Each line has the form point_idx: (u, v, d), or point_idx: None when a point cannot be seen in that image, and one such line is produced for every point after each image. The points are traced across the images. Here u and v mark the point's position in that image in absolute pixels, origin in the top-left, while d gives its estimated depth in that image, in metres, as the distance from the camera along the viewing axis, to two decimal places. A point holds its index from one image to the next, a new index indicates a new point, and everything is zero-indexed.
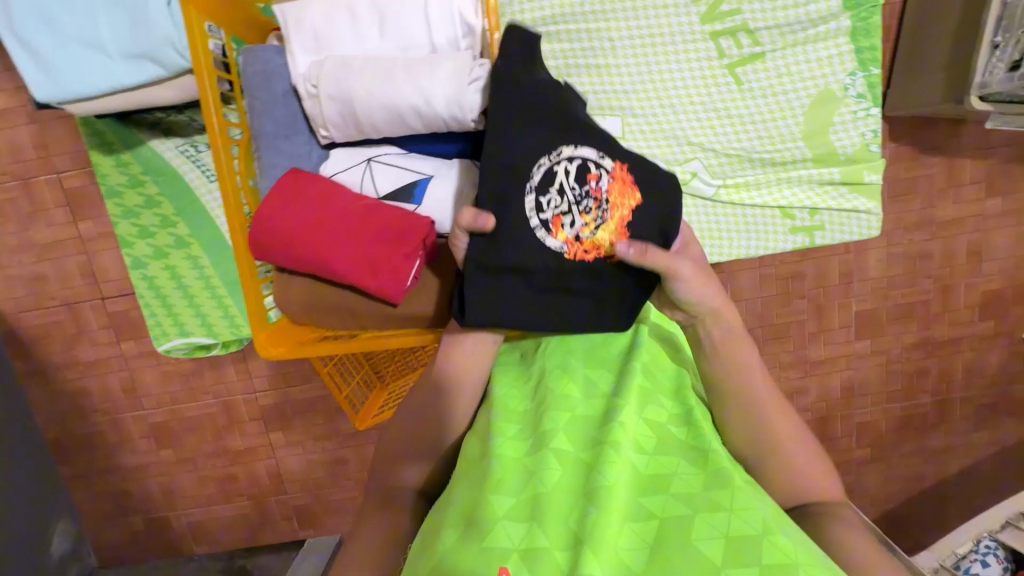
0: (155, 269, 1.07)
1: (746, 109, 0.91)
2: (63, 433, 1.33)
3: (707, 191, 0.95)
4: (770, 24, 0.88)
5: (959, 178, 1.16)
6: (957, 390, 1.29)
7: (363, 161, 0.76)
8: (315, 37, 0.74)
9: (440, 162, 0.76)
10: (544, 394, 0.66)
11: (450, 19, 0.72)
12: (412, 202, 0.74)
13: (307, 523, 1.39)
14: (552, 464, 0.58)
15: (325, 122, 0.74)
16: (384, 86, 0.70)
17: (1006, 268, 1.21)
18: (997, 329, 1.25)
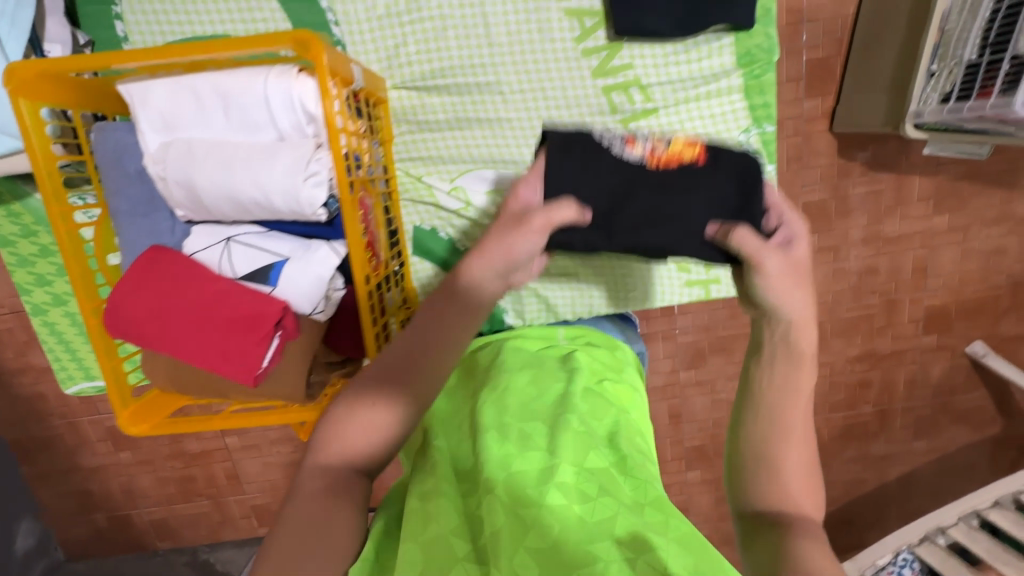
0: (56, 316, 1.07)
1: None
2: (22, 435, 1.35)
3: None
4: (662, 80, 0.88)
5: (908, 195, 1.15)
6: (899, 401, 1.31)
7: (221, 240, 0.74)
8: (163, 117, 0.71)
9: (299, 242, 0.75)
10: (482, 446, 0.68)
11: (291, 106, 0.68)
12: (268, 284, 0.73)
13: (266, 521, 1.43)
14: (492, 515, 0.61)
15: (176, 203, 0.73)
16: (225, 180, 0.68)
17: (951, 283, 1.22)
18: (940, 343, 1.27)
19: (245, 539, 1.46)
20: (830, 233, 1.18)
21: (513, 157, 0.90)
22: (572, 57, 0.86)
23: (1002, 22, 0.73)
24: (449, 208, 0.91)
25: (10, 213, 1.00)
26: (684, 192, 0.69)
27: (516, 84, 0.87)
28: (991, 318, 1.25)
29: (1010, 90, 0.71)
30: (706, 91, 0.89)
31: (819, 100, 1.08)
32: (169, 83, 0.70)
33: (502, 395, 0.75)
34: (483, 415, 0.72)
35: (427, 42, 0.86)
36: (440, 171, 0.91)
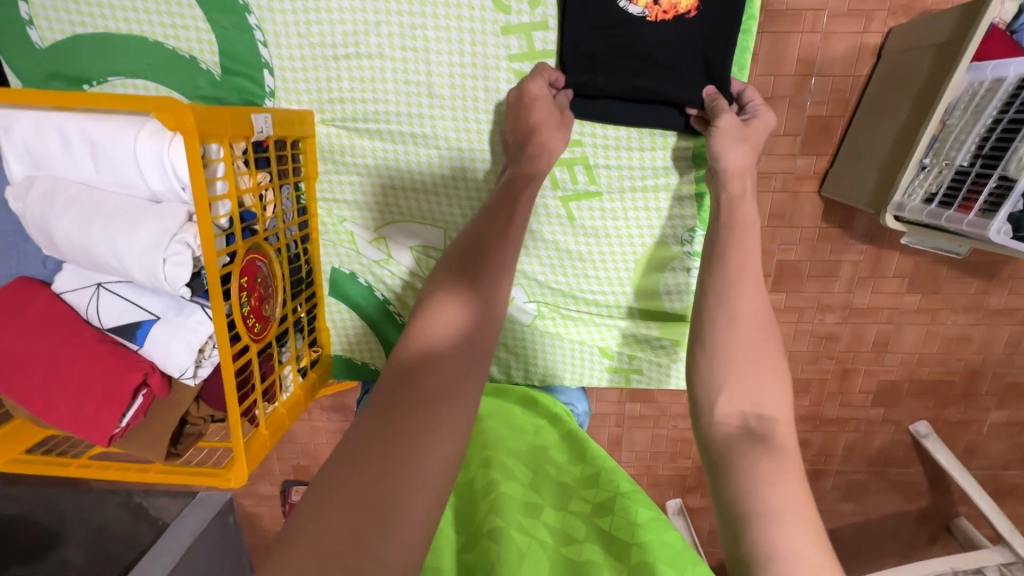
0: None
1: (581, 247, 0.93)
2: None
3: (527, 317, 0.96)
4: (609, 165, 0.88)
5: (884, 269, 1.13)
6: (835, 463, 1.33)
7: (93, 284, 0.74)
8: (28, 150, 0.68)
9: (173, 301, 0.74)
10: (478, 485, 0.70)
11: (161, 169, 0.65)
12: (135, 343, 0.73)
13: None
14: (490, 548, 0.60)
15: (36, 239, 0.71)
16: (83, 237, 0.66)
17: (909, 362, 1.21)
18: (886, 417, 1.27)
19: (180, 491, 1.49)
20: (798, 294, 1.16)
21: (440, 216, 0.91)
22: None
23: (998, 137, 0.72)
24: (370, 257, 0.94)
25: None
26: (667, 43, 0.80)
27: (457, 140, 0.87)
28: (941, 401, 1.24)
29: (991, 212, 0.71)
30: (656, 187, 0.89)
31: (812, 159, 1.03)
32: (37, 118, 0.67)
33: (491, 441, 0.77)
34: (484, 459, 0.74)
35: (363, 80, 0.84)
36: (363, 219, 0.92)
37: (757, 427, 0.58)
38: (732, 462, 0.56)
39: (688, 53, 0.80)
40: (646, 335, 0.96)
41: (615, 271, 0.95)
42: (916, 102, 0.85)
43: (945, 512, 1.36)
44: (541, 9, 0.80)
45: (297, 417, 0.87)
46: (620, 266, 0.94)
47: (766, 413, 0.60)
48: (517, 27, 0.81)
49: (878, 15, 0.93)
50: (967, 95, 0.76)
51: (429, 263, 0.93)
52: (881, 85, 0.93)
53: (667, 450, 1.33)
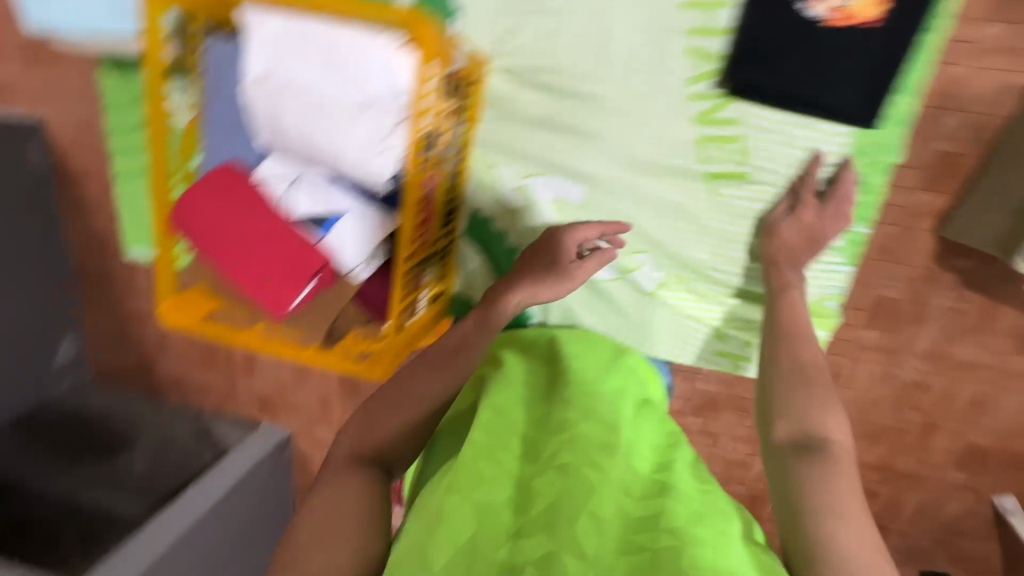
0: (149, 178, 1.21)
1: (715, 223, 0.97)
2: (82, 263, 1.48)
3: (648, 283, 1.04)
4: (763, 147, 0.91)
5: (993, 325, 1.06)
6: (899, 522, 1.25)
7: (293, 176, 0.91)
8: (269, 48, 0.83)
9: (355, 200, 0.90)
10: (552, 420, 0.77)
11: (382, 82, 0.80)
12: (321, 232, 0.90)
13: (266, 412, 1.55)
14: (556, 481, 0.67)
15: (259, 128, 0.88)
16: (311, 131, 0.84)
17: (1004, 429, 1.13)
18: (967, 484, 1.19)
19: (244, 420, 1.58)
20: (892, 335, 1.11)
21: (589, 173, 0.98)
22: (684, 104, 0.91)
23: None
24: (511, 202, 1.02)
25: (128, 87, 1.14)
26: (845, 42, 0.82)
27: (623, 106, 0.93)
28: None
29: None
30: (798, 181, 0.92)
31: (935, 197, 0.99)
32: (292, 23, 0.82)
33: (567, 383, 0.83)
34: (558, 400, 0.81)
35: (547, 42, 0.91)
36: (516, 168, 1.01)
37: (808, 443, 0.74)
38: (781, 472, 0.73)
39: (857, 70, 0.83)
40: (749, 318, 1.02)
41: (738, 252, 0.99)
42: None
43: None
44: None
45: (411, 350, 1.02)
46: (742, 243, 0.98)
47: (816, 431, 0.75)
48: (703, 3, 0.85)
49: None
50: None
51: (571, 217, 1.02)
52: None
53: (721, 471, 1.30)
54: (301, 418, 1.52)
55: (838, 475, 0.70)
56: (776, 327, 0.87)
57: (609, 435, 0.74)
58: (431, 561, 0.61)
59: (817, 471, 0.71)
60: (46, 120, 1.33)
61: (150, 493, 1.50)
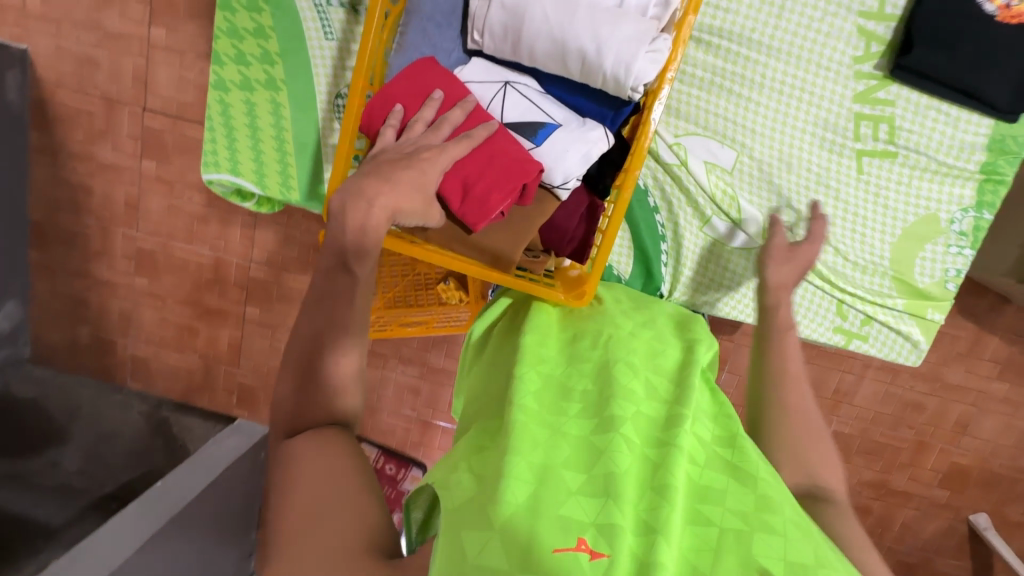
0: (262, 98, 0.88)
1: (855, 199, 0.86)
2: (48, 219, 1.30)
3: (787, 255, 0.88)
4: (914, 128, 0.83)
5: (981, 351, 1.18)
6: (887, 539, 1.32)
7: (500, 81, 0.75)
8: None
9: (573, 115, 0.75)
10: (609, 379, 0.59)
11: None
12: (531, 141, 0.74)
13: (244, 404, 1.39)
14: (620, 452, 0.51)
15: (484, 26, 0.72)
16: (562, 21, 0.69)
17: (983, 449, 1.24)
18: (949, 501, 1.28)
19: (216, 414, 1.35)
20: None
21: (745, 140, 0.85)
22: (840, 72, 0.81)
23: None
24: (663, 160, 0.88)
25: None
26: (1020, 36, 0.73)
27: (787, 72, 0.82)
28: (1004, 497, 1.27)
29: None
30: (953, 169, 0.83)
31: None
32: None
33: (620, 339, 0.65)
34: (610, 355, 0.62)
35: None
36: (666, 121, 0.86)
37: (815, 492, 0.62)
38: None
39: (1023, 58, 0.74)
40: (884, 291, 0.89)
41: (879, 241, 0.87)
42: None
43: None
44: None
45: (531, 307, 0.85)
46: (890, 225, 0.86)
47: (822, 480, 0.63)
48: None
49: None
50: None
51: (718, 184, 0.87)
52: None
53: None
54: None
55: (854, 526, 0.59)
56: (769, 358, 0.70)
57: (676, 407, 0.57)
58: (487, 517, 0.47)
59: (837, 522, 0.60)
60: (36, 53, 1.17)
61: (82, 498, 1.20)
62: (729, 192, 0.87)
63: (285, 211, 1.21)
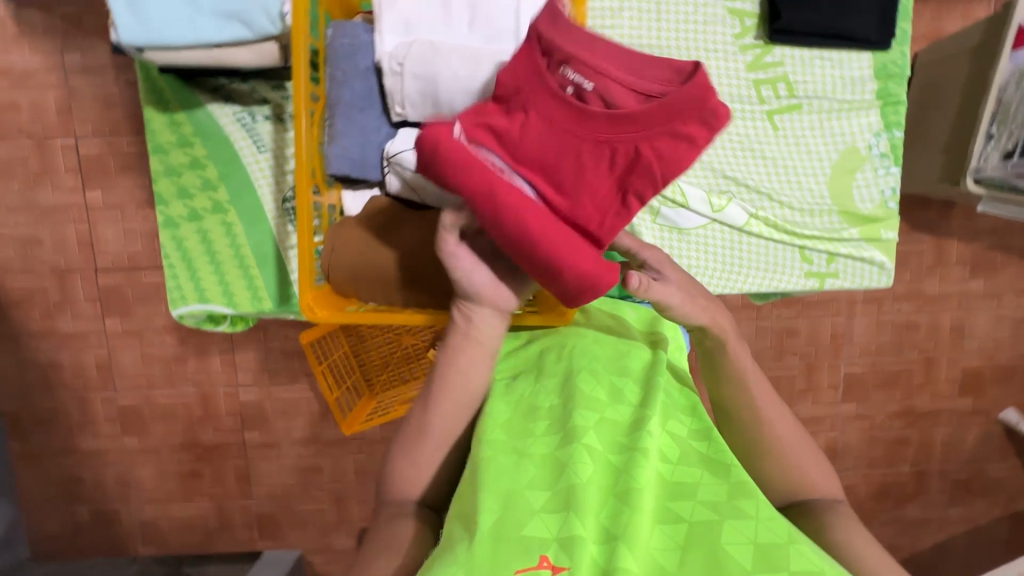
0: (213, 223, 0.89)
1: (781, 153, 0.90)
2: (20, 407, 1.25)
3: (738, 221, 0.90)
4: (807, 80, 0.89)
5: (947, 257, 1.23)
6: (935, 463, 1.32)
7: None
8: (404, 23, 0.73)
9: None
10: (571, 390, 0.56)
11: None
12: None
13: (267, 534, 1.32)
14: (583, 462, 0.49)
15: (404, 100, 0.73)
16: (471, 73, 0.70)
17: (985, 347, 1.27)
18: (975, 407, 1.30)
19: (241, 553, 1.32)
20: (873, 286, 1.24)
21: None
22: (729, 50, 0.88)
23: None
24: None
25: (172, 122, 0.87)
26: None
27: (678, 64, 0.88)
28: None
29: None
30: (854, 102, 0.90)
31: None
32: None
33: (580, 350, 0.62)
34: (570, 365, 0.60)
35: (602, 11, 0.87)
36: None
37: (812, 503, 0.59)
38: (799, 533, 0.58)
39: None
40: (829, 227, 0.91)
41: (814, 182, 0.91)
42: (965, 97, 1.01)
43: None
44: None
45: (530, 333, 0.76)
46: (819, 168, 0.90)
47: (810, 486, 0.60)
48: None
49: None
50: (1017, 76, 0.92)
51: None
52: (922, 90, 1.13)
53: None
54: (312, 528, 1.32)
55: (854, 524, 0.57)
56: (730, 373, 0.63)
57: (641, 409, 0.55)
58: (462, 552, 0.46)
59: (834, 522, 0.57)
60: None
61: None
62: (671, 180, 0.89)
63: (260, 326, 1.22)
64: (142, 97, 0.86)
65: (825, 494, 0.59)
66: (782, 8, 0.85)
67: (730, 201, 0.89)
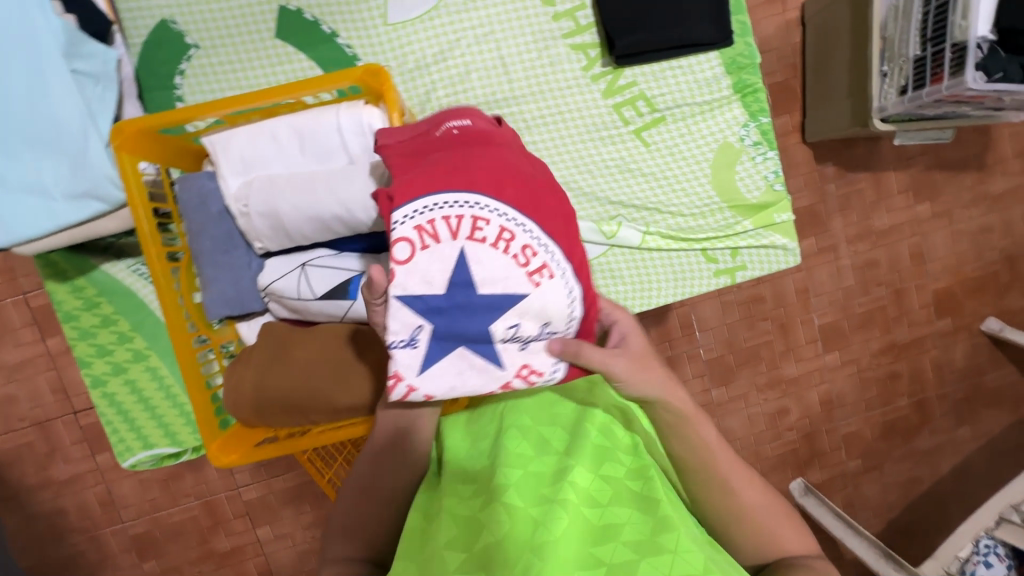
0: (138, 373, 0.94)
1: (658, 166, 0.93)
2: (37, 560, 1.27)
3: (636, 240, 0.91)
4: (664, 92, 0.92)
5: (888, 189, 1.24)
6: (932, 389, 1.31)
7: (296, 266, 0.75)
8: (242, 161, 0.74)
9: (372, 257, 0.75)
10: (501, 449, 0.62)
11: (362, 130, 0.71)
12: (348, 299, 0.73)
13: None
14: (502, 520, 0.56)
15: (258, 235, 0.74)
16: (307, 200, 0.70)
17: (950, 265, 1.27)
18: (956, 325, 1.29)
19: None
20: (825, 235, 1.25)
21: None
22: (582, 83, 0.91)
23: (933, 20, 0.83)
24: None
25: (73, 289, 0.92)
26: None
27: (536, 110, 0.91)
28: (997, 293, 1.29)
29: (959, 70, 0.80)
30: (714, 101, 0.92)
31: (786, 117, 1.20)
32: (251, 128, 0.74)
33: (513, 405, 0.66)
34: (503, 423, 0.65)
35: (451, 80, 0.89)
36: None
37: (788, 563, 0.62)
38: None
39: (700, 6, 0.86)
40: (726, 224, 0.93)
41: (698, 185, 0.93)
42: (853, 42, 1.03)
43: None
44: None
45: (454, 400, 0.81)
46: (699, 171, 0.93)
47: (783, 546, 0.64)
48: (564, 12, 0.90)
49: None
50: (892, 13, 0.91)
51: None
52: (814, 42, 1.14)
53: (768, 428, 1.30)
54: None
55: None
56: (697, 454, 0.64)
57: (568, 457, 0.62)
58: None
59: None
60: None
61: None
62: None
63: None
64: (39, 273, 0.90)
65: (797, 549, 0.64)
66: (617, 39, 0.87)
67: (621, 225, 0.91)
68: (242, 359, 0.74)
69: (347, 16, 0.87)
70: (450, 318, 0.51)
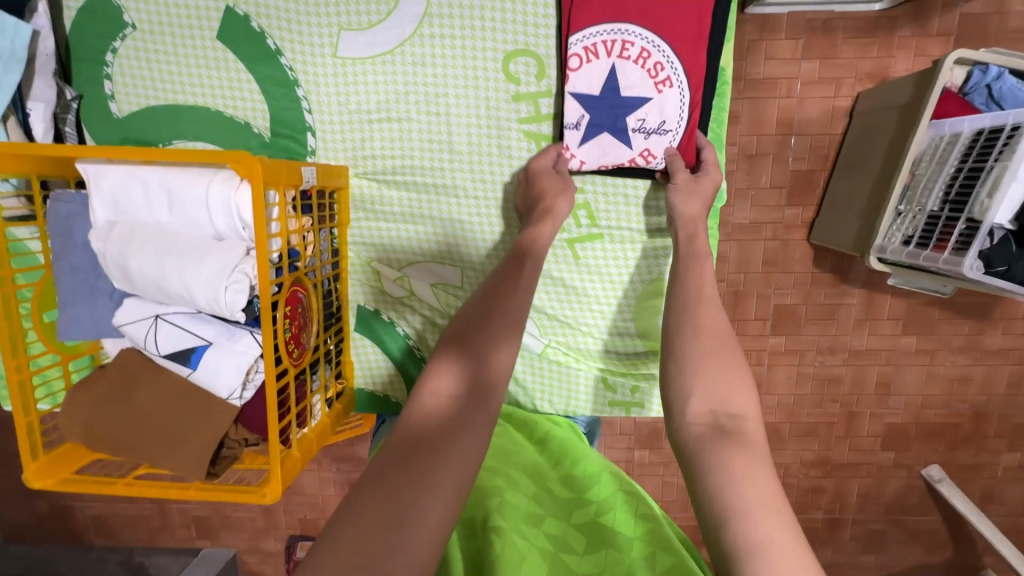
0: None
1: (582, 284, 0.92)
2: None
3: (536, 348, 0.94)
4: (609, 208, 0.89)
5: (877, 311, 1.16)
6: (850, 512, 1.30)
7: (150, 316, 0.73)
8: (113, 198, 0.70)
9: (223, 326, 0.72)
10: (480, 486, 0.72)
11: (230, 213, 0.67)
12: (188, 367, 0.72)
13: (204, 535, 1.36)
14: (492, 542, 0.62)
15: (110, 276, 0.71)
16: (154, 270, 0.67)
17: (913, 404, 1.22)
18: (897, 461, 1.26)
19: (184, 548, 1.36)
20: (796, 338, 1.19)
21: (459, 254, 0.90)
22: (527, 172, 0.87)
23: (963, 181, 0.76)
24: (394, 294, 0.92)
25: None
26: None
27: (472, 187, 0.88)
28: (952, 444, 1.24)
29: (963, 250, 0.74)
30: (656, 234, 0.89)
31: (799, 209, 1.11)
32: (126, 171, 0.69)
33: None
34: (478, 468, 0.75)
35: (392, 138, 0.87)
36: (391, 258, 0.91)
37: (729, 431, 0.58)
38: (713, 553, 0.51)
39: None
40: (634, 362, 0.95)
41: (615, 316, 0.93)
42: (885, 160, 0.93)
43: (969, 564, 1.31)
44: (546, 80, 0.83)
45: (322, 445, 0.84)
46: (619, 302, 0.92)
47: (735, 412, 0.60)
48: (526, 94, 0.84)
49: (846, 82, 1.04)
50: (931, 149, 0.82)
51: (449, 300, 0.91)
52: (850, 146, 1.04)
53: (678, 498, 1.31)
54: (245, 532, 1.35)
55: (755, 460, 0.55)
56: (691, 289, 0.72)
57: (535, 502, 0.70)
58: None
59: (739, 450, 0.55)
60: None
61: None
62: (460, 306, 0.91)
63: None
64: None
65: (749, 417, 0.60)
66: None
67: (524, 330, 0.94)
68: (88, 384, 0.76)
69: (297, 39, 0.83)
70: (600, 111, 0.82)
